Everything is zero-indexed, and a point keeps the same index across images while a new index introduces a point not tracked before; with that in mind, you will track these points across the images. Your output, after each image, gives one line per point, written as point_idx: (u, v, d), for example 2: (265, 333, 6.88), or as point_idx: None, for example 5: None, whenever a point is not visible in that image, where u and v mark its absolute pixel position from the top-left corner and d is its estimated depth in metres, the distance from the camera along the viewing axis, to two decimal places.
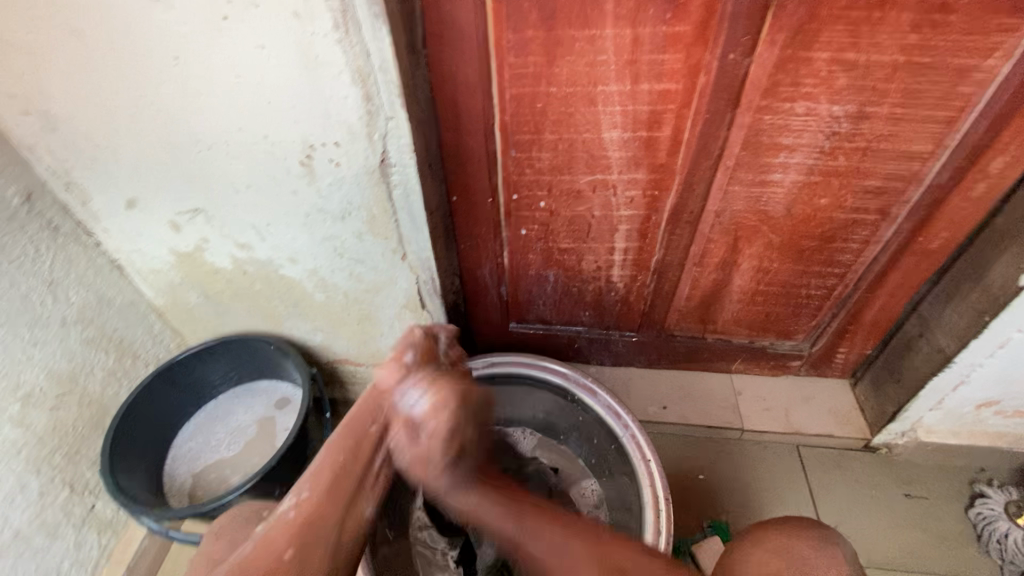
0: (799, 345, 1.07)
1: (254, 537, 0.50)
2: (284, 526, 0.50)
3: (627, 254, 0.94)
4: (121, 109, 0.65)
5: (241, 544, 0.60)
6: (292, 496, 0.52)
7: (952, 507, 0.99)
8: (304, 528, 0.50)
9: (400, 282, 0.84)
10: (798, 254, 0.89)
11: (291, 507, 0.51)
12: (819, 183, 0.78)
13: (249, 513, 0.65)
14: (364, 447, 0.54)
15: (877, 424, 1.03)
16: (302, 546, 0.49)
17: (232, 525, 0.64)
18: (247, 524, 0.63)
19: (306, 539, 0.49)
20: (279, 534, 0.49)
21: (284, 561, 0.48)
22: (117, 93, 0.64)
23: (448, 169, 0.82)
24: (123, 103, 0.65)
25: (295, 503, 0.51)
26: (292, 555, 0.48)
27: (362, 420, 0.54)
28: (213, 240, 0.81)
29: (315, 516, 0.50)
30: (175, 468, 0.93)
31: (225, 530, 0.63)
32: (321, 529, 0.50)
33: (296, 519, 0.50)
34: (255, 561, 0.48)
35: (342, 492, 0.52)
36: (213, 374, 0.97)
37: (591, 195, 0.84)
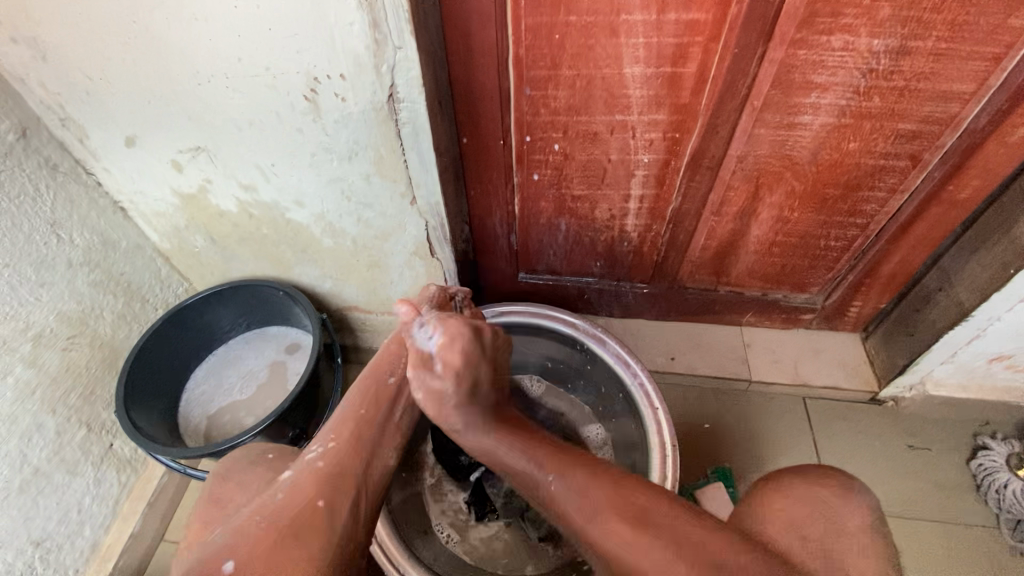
0: (813, 298, 1.05)
1: (282, 484, 0.55)
2: (312, 473, 0.55)
3: (643, 201, 0.91)
4: (112, 36, 0.61)
5: (251, 483, 0.62)
6: (319, 445, 0.58)
7: (953, 458, 1.00)
8: (330, 474, 0.55)
9: (409, 228, 0.82)
10: (820, 203, 0.86)
11: (315, 458, 0.56)
12: (850, 125, 0.74)
13: (254, 457, 0.66)
14: (383, 402, 0.61)
15: (886, 377, 1.03)
16: (331, 493, 0.54)
17: (237, 467, 0.65)
18: (252, 466, 0.65)
19: (330, 486, 0.54)
20: (306, 480, 0.54)
21: (316, 510, 0.52)
22: (106, 18, 0.60)
23: (459, 108, 0.78)
24: (114, 29, 0.61)
25: (320, 453, 0.56)
26: (324, 504, 0.53)
27: (382, 374, 0.63)
28: (216, 180, 0.79)
29: (338, 466, 0.56)
30: (190, 410, 0.93)
31: (232, 472, 0.64)
32: (348, 478, 0.55)
33: (324, 468, 0.55)
34: (285, 506, 0.52)
35: (364, 447, 0.58)
36: (224, 318, 0.96)
37: (608, 137, 0.80)
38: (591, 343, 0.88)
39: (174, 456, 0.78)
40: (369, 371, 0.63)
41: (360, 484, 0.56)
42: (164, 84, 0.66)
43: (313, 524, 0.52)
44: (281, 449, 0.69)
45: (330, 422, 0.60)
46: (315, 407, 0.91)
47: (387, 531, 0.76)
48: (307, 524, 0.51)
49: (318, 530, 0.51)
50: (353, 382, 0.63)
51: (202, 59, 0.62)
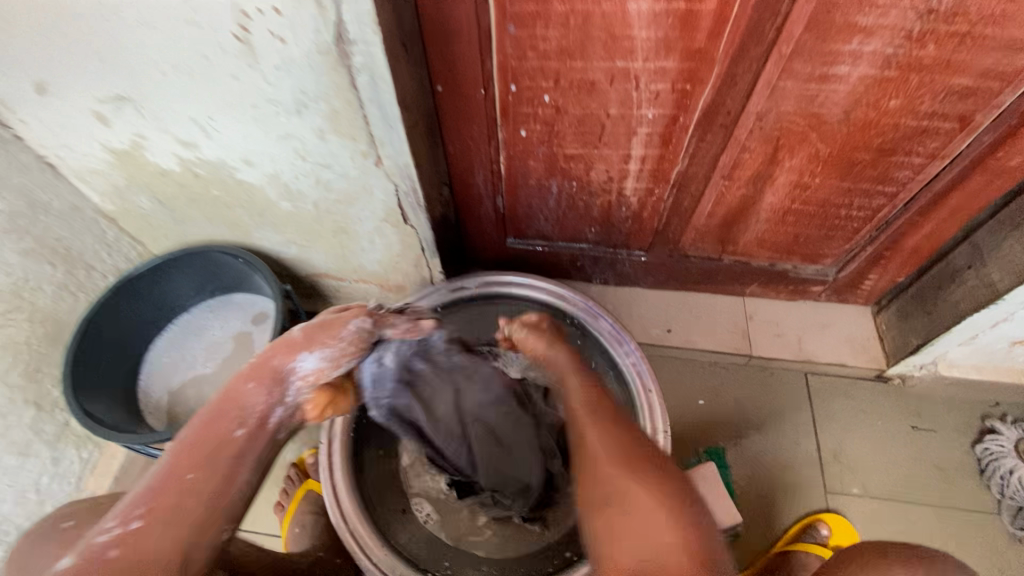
0: (825, 269, 0.97)
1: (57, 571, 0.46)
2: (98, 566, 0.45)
3: (645, 163, 0.80)
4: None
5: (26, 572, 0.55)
6: (115, 523, 0.47)
7: (959, 440, 0.95)
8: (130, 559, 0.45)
9: (375, 192, 0.72)
10: (847, 169, 0.76)
11: (107, 544, 0.46)
12: (894, 79, 0.63)
13: (43, 530, 0.59)
14: (223, 456, 0.52)
15: (895, 355, 0.97)
16: None
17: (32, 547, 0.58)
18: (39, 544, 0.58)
19: None
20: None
21: None
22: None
23: (430, 51, 0.66)
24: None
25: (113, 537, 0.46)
26: None
27: (225, 424, 0.53)
28: (150, 135, 0.68)
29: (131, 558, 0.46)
30: (150, 385, 0.86)
31: (20, 556, 0.58)
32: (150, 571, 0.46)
33: (117, 558, 0.45)
34: None
35: (185, 525, 0.48)
36: (183, 285, 0.88)
37: (606, 88, 0.69)
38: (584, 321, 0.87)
39: (141, 441, 0.72)
40: (209, 417, 0.53)
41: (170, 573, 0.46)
42: (62, 17, 0.54)
43: None
44: (83, 512, 0.61)
45: (132, 495, 0.49)
46: None
47: (357, 518, 0.73)
48: None
49: None
50: (189, 425, 0.53)
51: None
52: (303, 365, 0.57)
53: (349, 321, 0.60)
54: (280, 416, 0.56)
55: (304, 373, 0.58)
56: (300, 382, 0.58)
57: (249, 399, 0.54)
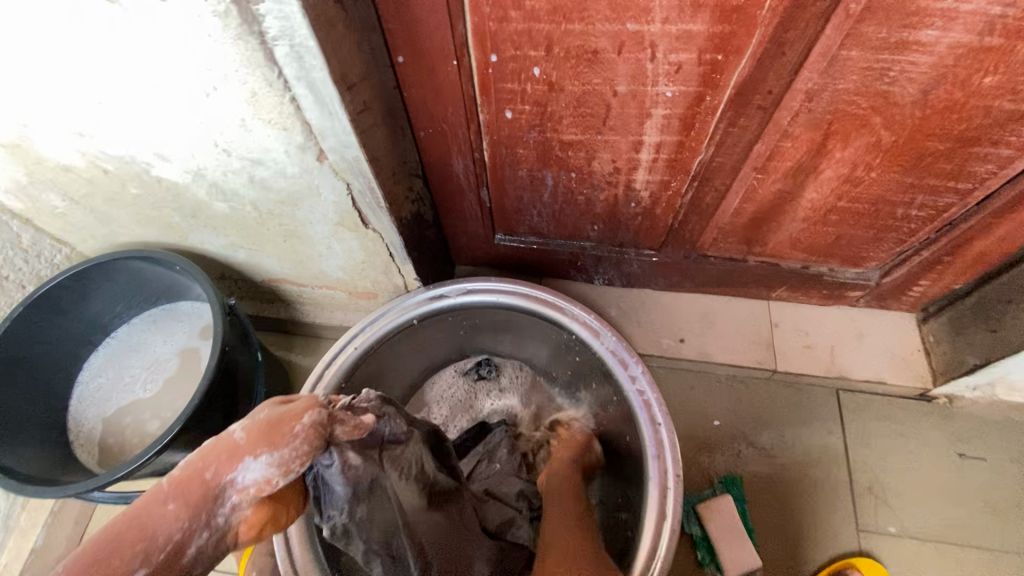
0: (867, 274, 0.83)
1: None
2: None
3: (660, 152, 0.65)
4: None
5: None
6: None
7: (1012, 470, 0.83)
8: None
9: (324, 191, 0.58)
10: (913, 161, 0.61)
11: None
12: (995, 49, 0.47)
13: None
14: None
15: (945, 373, 0.83)
16: None
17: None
18: None
19: None
20: None
21: None
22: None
23: (382, 11, 0.50)
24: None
25: None
26: None
27: (131, 545, 0.36)
28: (38, 124, 0.54)
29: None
30: (81, 413, 0.75)
31: None
32: None
33: None
34: None
35: None
36: (112, 296, 0.75)
37: (612, 59, 0.53)
38: (584, 334, 0.74)
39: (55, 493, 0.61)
40: (120, 529, 0.37)
41: None
42: None
43: None
44: None
45: None
46: (234, 407, 0.74)
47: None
48: None
49: None
50: (95, 532, 0.37)
51: None
52: (241, 473, 0.39)
53: (301, 415, 0.43)
54: (204, 541, 0.39)
55: (243, 485, 0.40)
56: (236, 495, 0.40)
57: (160, 523, 0.37)
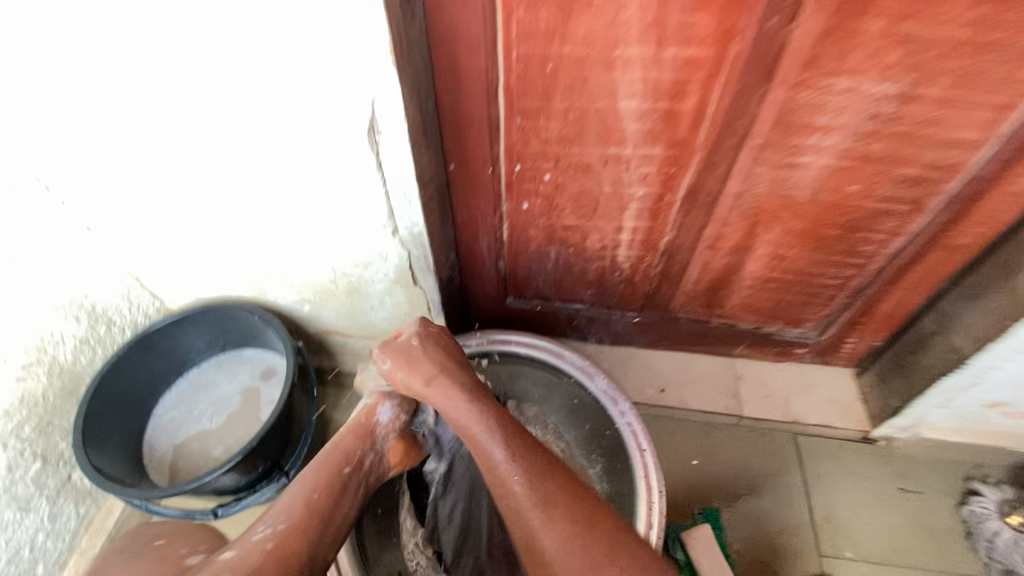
0: (807, 333, 1.03)
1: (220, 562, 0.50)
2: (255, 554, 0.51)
3: (636, 234, 0.88)
4: (75, 51, 0.57)
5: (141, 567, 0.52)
6: (266, 526, 0.54)
7: (945, 502, 0.97)
8: (279, 556, 0.52)
9: (390, 256, 0.78)
10: (818, 243, 0.83)
11: (264, 539, 0.53)
12: (851, 169, 0.72)
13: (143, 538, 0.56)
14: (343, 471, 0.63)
15: (878, 417, 1.01)
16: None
17: (120, 559, 0.54)
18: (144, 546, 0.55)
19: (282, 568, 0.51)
20: (255, 559, 0.51)
21: None
22: (86, 43, 0.56)
23: (445, 135, 0.74)
24: (79, 42, 0.56)
25: (269, 531, 0.54)
26: None
27: (339, 461, 0.64)
28: (199, 206, 0.75)
29: (286, 548, 0.53)
30: (155, 439, 0.89)
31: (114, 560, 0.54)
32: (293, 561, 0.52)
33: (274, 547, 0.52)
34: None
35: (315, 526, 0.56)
36: (196, 340, 0.91)
37: (600, 169, 0.77)
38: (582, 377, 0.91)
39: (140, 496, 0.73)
40: (329, 450, 0.65)
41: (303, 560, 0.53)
42: (137, 103, 0.62)
43: None
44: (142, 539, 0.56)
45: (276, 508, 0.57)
46: (287, 438, 0.88)
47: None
48: None
49: None
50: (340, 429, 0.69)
51: (176, 76, 0.58)
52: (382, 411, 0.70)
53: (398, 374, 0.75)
54: (372, 460, 0.67)
55: (385, 421, 0.70)
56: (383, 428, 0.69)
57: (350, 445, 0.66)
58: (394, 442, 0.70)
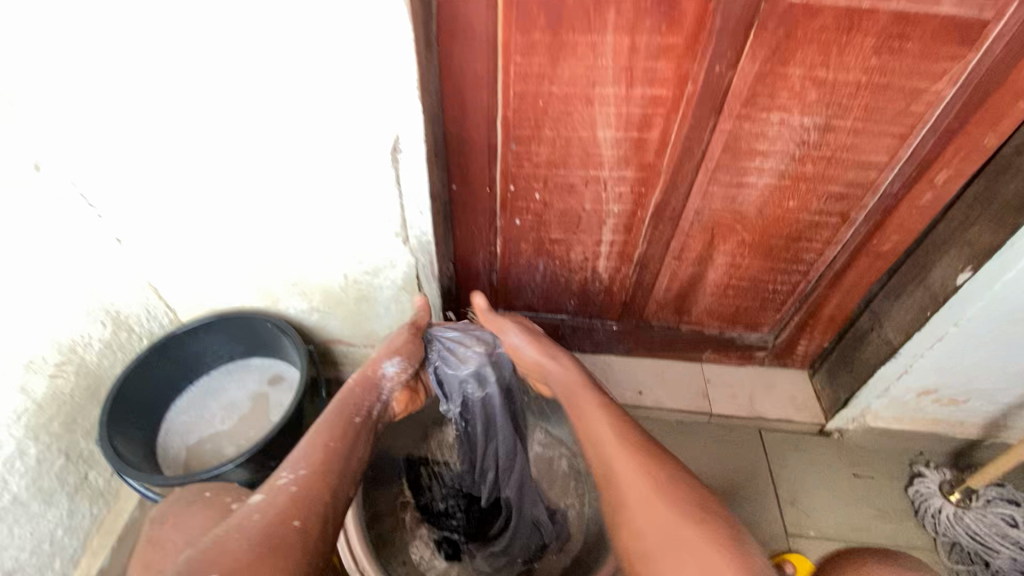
0: (765, 336, 1.16)
1: (250, 505, 0.55)
2: (282, 495, 0.56)
3: (613, 246, 1.00)
4: (158, 90, 0.68)
5: (185, 520, 0.69)
6: (290, 472, 0.60)
7: (894, 485, 1.10)
8: (305, 497, 0.57)
9: (399, 263, 0.88)
10: (767, 252, 0.98)
11: (290, 483, 0.58)
12: (789, 187, 0.87)
13: (190, 497, 0.73)
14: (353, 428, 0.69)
15: (832, 410, 1.13)
16: (307, 517, 0.55)
17: (177, 507, 0.72)
18: (188, 506, 0.72)
19: (307, 508, 0.56)
20: (283, 500, 0.55)
21: (292, 527, 0.53)
22: (156, 74, 0.67)
23: (450, 158, 0.86)
24: (164, 85, 0.68)
25: (293, 477, 0.59)
26: (300, 524, 0.54)
27: (348, 411, 0.71)
28: (227, 221, 0.84)
29: (310, 491, 0.58)
30: (169, 441, 0.96)
31: (168, 514, 0.71)
32: (319, 502, 0.57)
33: (299, 490, 0.57)
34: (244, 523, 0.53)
35: (335, 474, 0.61)
36: (210, 348, 0.99)
37: (583, 189, 0.90)
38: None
39: (151, 482, 0.79)
40: (340, 403, 0.71)
41: (329, 502, 0.58)
42: (189, 126, 0.72)
43: (287, 540, 0.52)
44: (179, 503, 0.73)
45: (297, 458, 0.62)
46: None
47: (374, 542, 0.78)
48: (281, 536, 0.52)
49: (294, 547, 0.52)
50: (345, 385, 0.75)
51: (228, 103, 0.69)
52: (386, 366, 0.78)
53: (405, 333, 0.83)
54: (379, 409, 0.75)
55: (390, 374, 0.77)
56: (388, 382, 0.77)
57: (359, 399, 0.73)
58: (395, 394, 0.78)
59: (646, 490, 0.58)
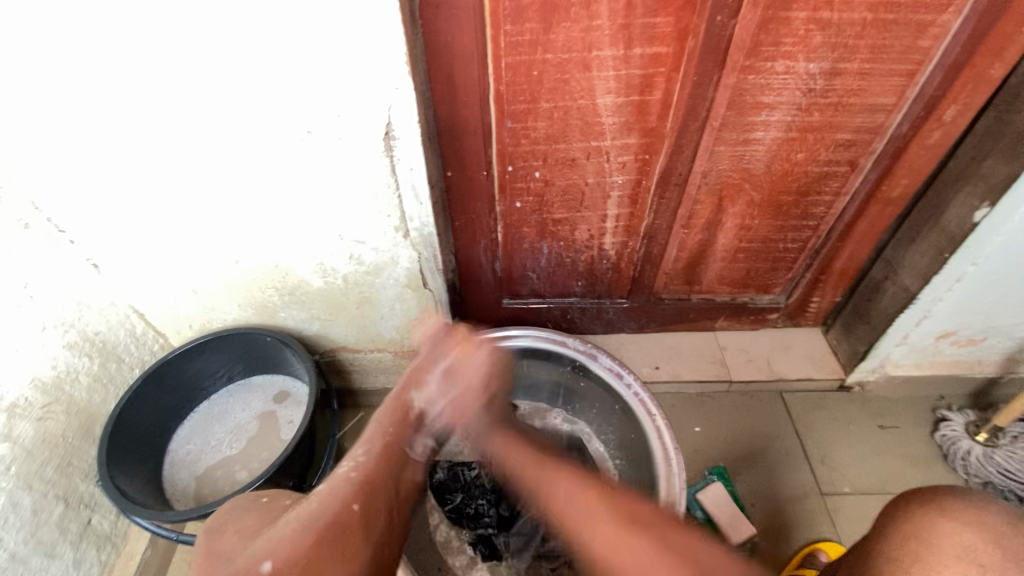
0: (777, 298, 1.14)
1: (312, 495, 0.54)
2: (345, 482, 0.55)
3: (619, 220, 0.96)
4: (119, 92, 0.62)
5: (248, 524, 0.56)
6: (350, 460, 0.58)
7: (920, 432, 1.10)
8: (365, 484, 0.55)
9: (401, 260, 0.84)
10: (776, 210, 0.95)
11: (349, 470, 0.56)
12: (797, 139, 0.84)
13: (248, 502, 0.60)
14: (413, 421, 0.66)
15: (850, 364, 1.12)
16: (368, 502, 0.54)
17: (233, 517, 0.58)
18: (246, 512, 0.58)
19: (365, 493, 0.54)
20: (342, 488, 0.54)
21: (351, 513, 0.52)
22: (115, 75, 0.60)
23: (442, 144, 0.81)
24: (123, 85, 0.61)
25: (353, 465, 0.57)
26: (360, 508, 0.53)
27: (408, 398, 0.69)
28: (211, 232, 0.78)
29: (373, 482, 0.56)
30: (176, 472, 0.91)
31: (222, 525, 0.57)
32: (380, 489, 0.56)
33: (358, 478, 0.56)
34: (310, 515, 0.51)
35: (393, 462, 0.60)
36: (210, 370, 0.94)
37: (585, 162, 0.86)
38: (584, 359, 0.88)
39: (152, 518, 0.74)
40: (402, 387, 0.69)
41: (391, 493, 0.57)
42: (157, 132, 0.66)
43: (350, 527, 0.51)
44: (236, 510, 0.59)
45: (359, 444, 0.61)
46: (313, 458, 0.88)
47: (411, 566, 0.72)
48: (344, 525, 0.50)
49: (356, 533, 0.51)
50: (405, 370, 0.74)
51: (205, 109, 0.64)
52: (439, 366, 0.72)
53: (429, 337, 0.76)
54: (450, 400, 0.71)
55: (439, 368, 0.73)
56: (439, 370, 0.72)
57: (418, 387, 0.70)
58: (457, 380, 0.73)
59: (614, 529, 0.49)
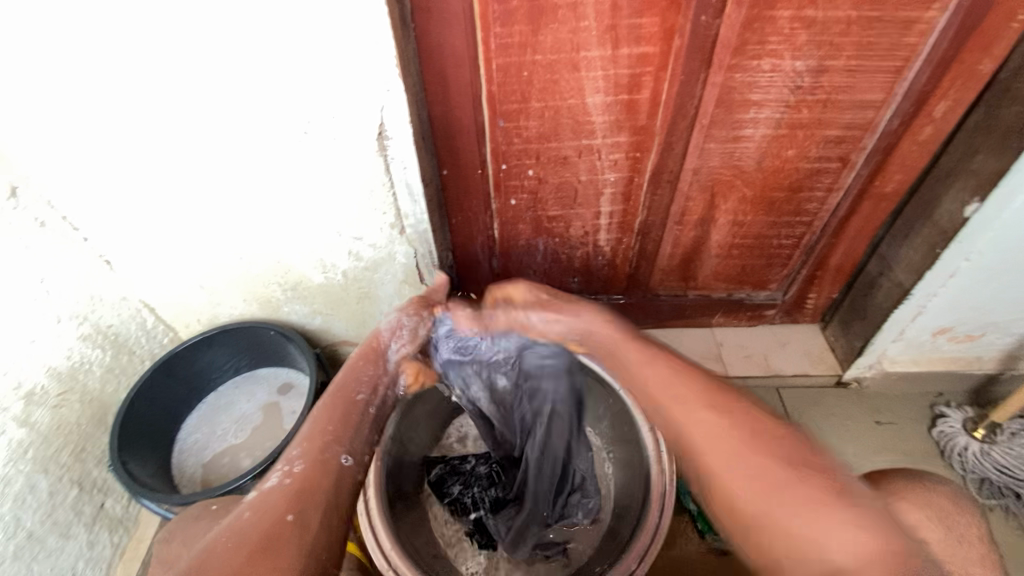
0: (774, 294, 1.14)
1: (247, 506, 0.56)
2: (279, 492, 0.56)
3: (613, 217, 0.98)
4: (125, 95, 0.65)
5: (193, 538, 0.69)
6: (285, 465, 0.60)
7: (918, 428, 1.09)
8: (301, 491, 0.57)
9: (398, 256, 0.87)
10: (769, 206, 0.96)
11: (284, 478, 0.58)
12: (786, 136, 0.85)
13: (199, 511, 0.73)
14: (354, 414, 0.67)
15: (848, 360, 1.12)
16: (302, 510, 0.55)
17: (182, 525, 0.72)
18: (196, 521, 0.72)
19: (299, 502, 0.56)
20: (275, 497, 0.56)
21: (285, 523, 0.54)
22: (122, 79, 0.64)
23: (436, 143, 0.84)
24: (129, 89, 0.65)
25: (288, 473, 0.58)
26: (294, 518, 0.54)
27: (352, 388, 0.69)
28: (215, 229, 0.81)
29: (308, 485, 0.57)
30: (184, 460, 0.95)
31: (174, 533, 0.71)
32: (317, 494, 0.57)
33: (293, 485, 0.57)
34: (244, 526, 0.53)
35: (333, 465, 0.60)
36: (217, 362, 0.98)
37: (576, 160, 0.88)
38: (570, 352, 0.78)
39: (158, 500, 0.77)
40: (343, 378, 0.70)
41: (331, 496, 0.58)
42: (163, 134, 0.69)
43: (283, 538, 0.53)
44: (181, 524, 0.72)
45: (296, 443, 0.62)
46: None
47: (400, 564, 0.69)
48: (277, 537, 0.52)
49: (291, 544, 0.52)
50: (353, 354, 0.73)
51: (207, 110, 0.67)
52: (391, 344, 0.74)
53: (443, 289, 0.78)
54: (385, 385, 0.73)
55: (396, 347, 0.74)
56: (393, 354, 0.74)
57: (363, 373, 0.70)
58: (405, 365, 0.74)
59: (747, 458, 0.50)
